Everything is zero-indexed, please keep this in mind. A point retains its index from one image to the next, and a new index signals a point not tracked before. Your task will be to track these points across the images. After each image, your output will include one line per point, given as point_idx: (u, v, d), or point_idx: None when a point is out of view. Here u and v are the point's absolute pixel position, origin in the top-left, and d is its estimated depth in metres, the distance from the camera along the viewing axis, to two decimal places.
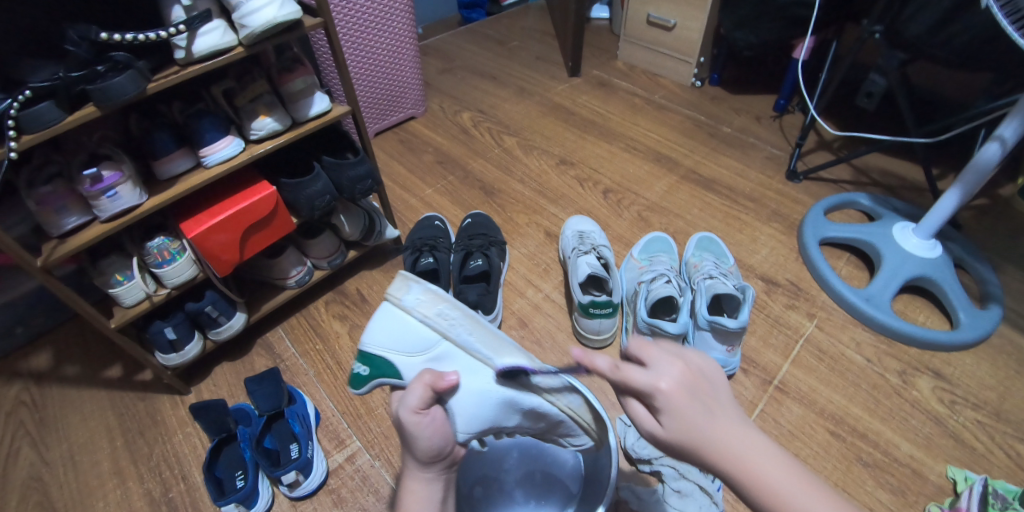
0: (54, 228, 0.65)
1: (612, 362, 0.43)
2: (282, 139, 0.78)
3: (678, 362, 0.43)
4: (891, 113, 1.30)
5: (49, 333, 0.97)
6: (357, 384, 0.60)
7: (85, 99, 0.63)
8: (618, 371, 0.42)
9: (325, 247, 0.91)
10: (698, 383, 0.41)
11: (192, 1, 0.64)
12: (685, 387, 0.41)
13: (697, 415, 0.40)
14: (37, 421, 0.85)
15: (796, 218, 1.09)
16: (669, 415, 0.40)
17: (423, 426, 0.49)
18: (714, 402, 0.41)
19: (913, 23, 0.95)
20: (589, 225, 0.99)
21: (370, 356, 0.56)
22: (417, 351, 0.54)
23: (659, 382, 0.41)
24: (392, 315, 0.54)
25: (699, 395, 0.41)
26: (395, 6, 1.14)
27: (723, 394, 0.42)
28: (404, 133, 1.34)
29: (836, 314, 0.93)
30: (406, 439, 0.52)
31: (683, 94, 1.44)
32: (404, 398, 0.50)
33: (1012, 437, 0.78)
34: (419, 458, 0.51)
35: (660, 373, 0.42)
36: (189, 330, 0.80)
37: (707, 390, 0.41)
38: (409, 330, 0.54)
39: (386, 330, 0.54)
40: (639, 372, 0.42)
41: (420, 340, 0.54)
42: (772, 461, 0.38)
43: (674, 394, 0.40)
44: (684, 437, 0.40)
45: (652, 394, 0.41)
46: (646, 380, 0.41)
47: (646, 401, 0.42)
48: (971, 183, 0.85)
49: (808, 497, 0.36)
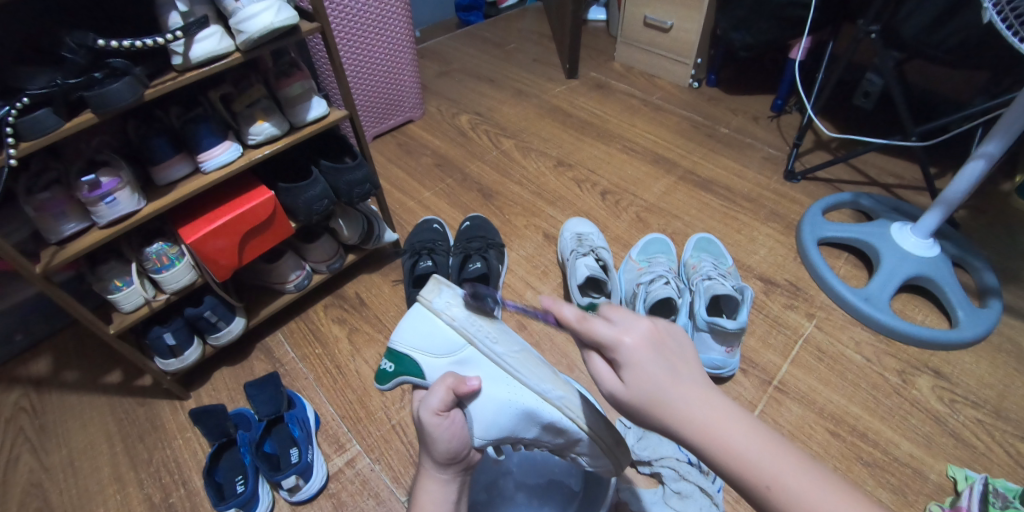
0: (53, 234, 0.65)
1: (579, 314, 0.43)
2: (280, 144, 0.78)
3: (644, 320, 0.43)
4: (889, 113, 1.30)
5: (49, 339, 0.97)
6: (383, 379, 0.61)
7: (84, 106, 0.63)
8: (584, 323, 0.42)
9: (324, 251, 0.91)
10: (662, 340, 0.42)
11: (189, 7, 0.66)
12: (649, 342, 0.41)
13: (660, 372, 0.40)
14: (36, 427, 0.85)
15: (793, 217, 1.09)
16: (630, 369, 0.40)
17: (443, 429, 0.49)
18: (676, 359, 0.41)
19: (909, 23, 0.95)
20: (588, 227, 0.99)
21: (400, 353, 0.57)
22: (442, 353, 0.54)
23: (624, 336, 0.41)
24: (421, 316, 0.55)
25: (664, 354, 0.41)
26: (392, 10, 1.14)
27: (685, 351, 0.42)
28: (402, 136, 1.34)
29: (835, 313, 0.94)
30: (423, 440, 0.51)
31: (681, 94, 1.44)
32: (426, 398, 0.50)
33: (1012, 435, 0.78)
34: (436, 459, 0.50)
35: (626, 328, 0.42)
36: (188, 335, 0.80)
37: (670, 347, 0.42)
38: (439, 332, 0.54)
39: (415, 329, 0.55)
40: (605, 325, 0.42)
41: (447, 342, 0.54)
42: (736, 426, 0.38)
43: (637, 348, 0.41)
44: (642, 391, 0.40)
45: (616, 347, 0.41)
46: (611, 334, 0.41)
47: (608, 356, 0.42)
48: (950, 201, 0.88)
49: (762, 454, 0.36)
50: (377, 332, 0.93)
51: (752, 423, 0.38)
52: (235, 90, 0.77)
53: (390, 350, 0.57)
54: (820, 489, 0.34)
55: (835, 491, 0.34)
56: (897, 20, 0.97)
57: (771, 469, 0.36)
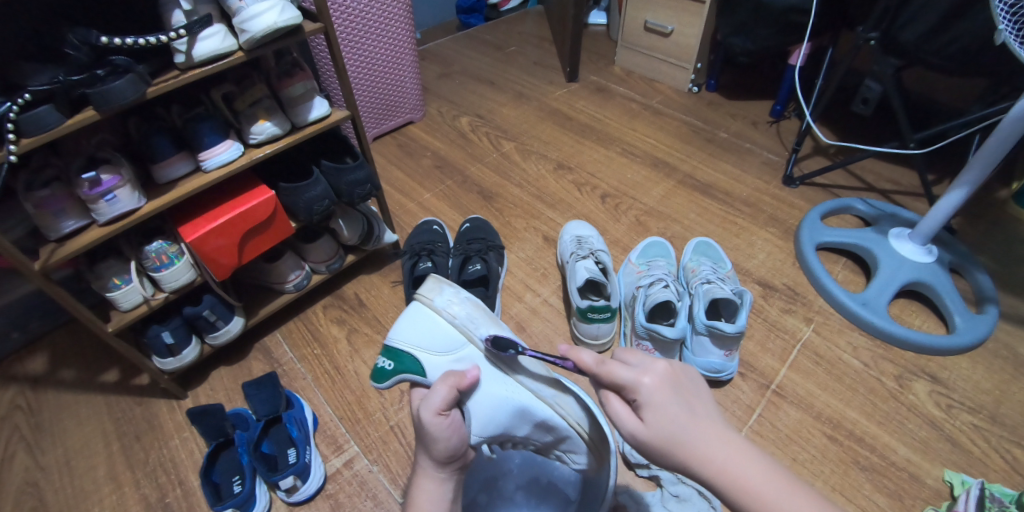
0: (53, 231, 0.65)
1: (598, 359, 0.46)
2: (282, 143, 0.78)
3: (661, 361, 0.45)
4: (887, 120, 1.31)
5: (45, 337, 0.97)
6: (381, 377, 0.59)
7: (85, 104, 0.63)
8: (603, 366, 0.44)
9: (323, 251, 0.91)
10: (680, 381, 0.43)
11: (192, 5, 0.66)
12: (666, 383, 0.43)
13: (677, 411, 0.41)
14: (32, 425, 0.84)
15: (792, 222, 1.10)
16: (650, 409, 0.41)
17: (446, 426, 0.49)
18: (694, 399, 0.42)
19: (907, 30, 0.96)
20: (587, 230, 0.99)
21: (398, 351, 0.56)
22: (444, 350, 0.55)
23: (642, 377, 0.43)
24: (422, 314, 0.56)
25: (681, 394, 0.42)
26: (394, 11, 1.15)
27: (703, 394, 0.43)
28: (403, 137, 1.35)
29: (833, 318, 0.94)
30: (421, 438, 0.51)
31: (680, 99, 1.45)
32: (428, 397, 0.49)
33: (1008, 441, 0.78)
34: (435, 457, 0.50)
35: (643, 370, 0.43)
36: (186, 334, 0.80)
37: (689, 389, 0.43)
38: (440, 329, 0.56)
39: (415, 327, 0.56)
40: (623, 367, 0.44)
41: (447, 339, 0.55)
42: (756, 466, 0.38)
43: (656, 388, 0.42)
44: (662, 431, 0.40)
45: (634, 387, 0.43)
46: (629, 374, 0.43)
47: (627, 397, 0.43)
48: (927, 226, 0.92)
49: (786, 495, 0.36)
50: (376, 333, 0.93)
51: (773, 463, 0.38)
52: (237, 90, 0.77)
53: (389, 349, 0.57)
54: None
55: None
56: (897, 27, 0.98)
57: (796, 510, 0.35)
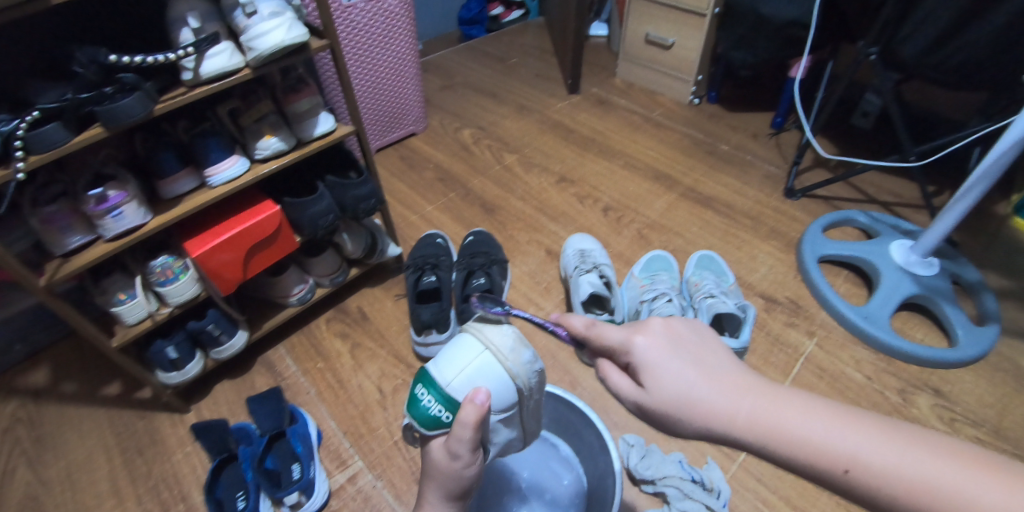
0: (59, 246, 0.65)
1: (587, 324, 0.47)
2: (287, 159, 0.79)
3: (657, 319, 0.44)
4: (886, 133, 1.32)
5: (48, 350, 0.97)
6: (431, 423, 0.46)
7: (92, 120, 0.63)
8: (594, 331, 0.46)
9: (327, 265, 0.91)
10: (679, 335, 0.43)
11: (201, 24, 0.65)
12: (664, 339, 0.42)
13: (679, 366, 0.40)
14: (33, 439, 0.84)
15: (793, 236, 1.10)
16: (648, 370, 0.41)
17: (469, 462, 0.46)
18: (696, 350, 0.41)
19: (907, 45, 0.97)
20: (590, 243, 1.00)
21: (449, 392, 0.45)
22: (498, 404, 0.46)
23: (635, 337, 0.43)
24: (477, 352, 0.46)
25: (681, 348, 0.42)
26: (397, 25, 1.16)
27: (706, 343, 0.42)
28: (405, 149, 1.35)
29: (835, 331, 0.94)
30: (437, 472, 0.47)
31: (681, 111, 1.46)
32: (461, 439, 0.44)
33: (1012, 455, 0.78)
34: (450, 488, 0.48)
35: (635, 330, 0.43)
36: (190, 349, 0.80)
37: (690, 341, 0.42)
38: (500, 382, 0.45)
39: (470, 367, 0.45)
40: (614, 331, 0.44)
41: (499, 387, 0.46)
42: (773, 404, 0.37)
43: (651, 346, 0.42)
44: (663, 391, 0.40)
45: (628, 349, 0.43)
46: (623, 337, 0.43)
47: (623, 362, 0.44)
48: (927, 247, 0.93)
49: (807, 427, 0.35)
50: (379, 347, 0.93)
51: (792, 396, 0.37)
52: (243, 105, 0.78)
53: (435, 386, 0.45)
54: (879, 450, 0.33)
55: (893, 450, 0.33)
56: (896, 42, 0.99)
57: (813, 442, 0.34)
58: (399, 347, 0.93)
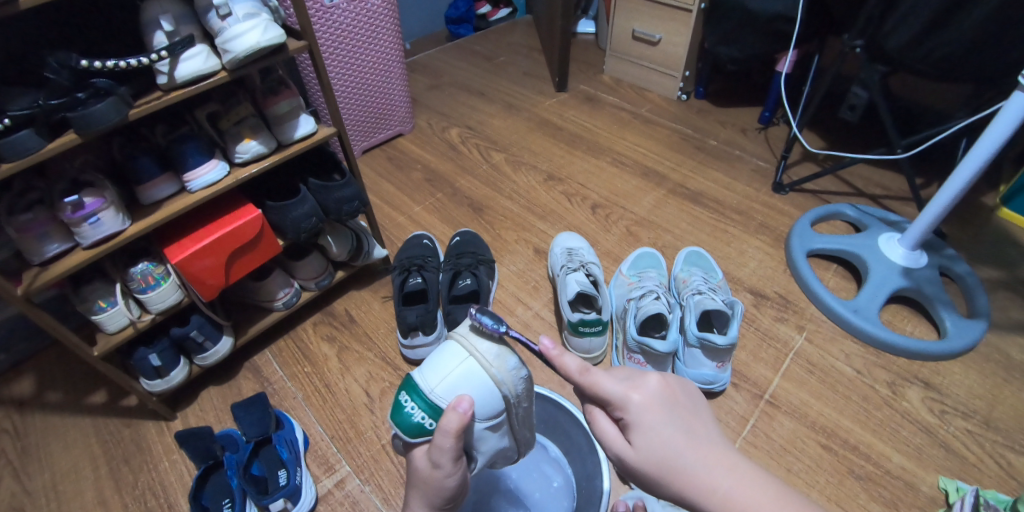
0: (36, 255, 0.64)
1: (582, 367, 0.43)
2: (268, 162, 0.77)
3: (654, 375, 0.44)
4: (874, 126, 1.32)
5: (32, 359, 0.95)
6: (415, 431, 0.46)
7: (67, 126, 0.62)
8: (589, 378, 0.43)
9: (312, 268, 0.90)
10: (672, 395, 0.43)
11: (174, 26, 0.65)
12: (658, 399, 0.42)
13: (669, 432, 0.40)
14: (18, 450, 0.83)
15: (782, 230, 1.10)
16: (638, 431, 0.41)
17: (452, 472, 0.46)
18: (687, 417, 0.41)
19: (892, 38, 0.97)
20: (578, 242, 0.99)
21: (433, 400, 0.45)
22: (483, 413, 0.46)
23: (632, 393, 0.42)
24: (460, 360, 0.45)
25: (674, 412, 0.42)
26: (381, 26, 1.15)
27: (698, 412, 0.43)
28: (392, 150, 1.34)
29: (825, 326, 0.94)
30: (422, 480, 0.47)
31: (670, 107, 1.46)
32: (442, 448, 0.43)
33: (1002, 445, 0.78)
34: (436, 496, 0.47)
35: (632, 386, 0.42)
36: (174, 356, 0.79)
37: (682, 402, 0.43)
38: (485, 391, 0.45)
39: (454, 375, 0.45)
40: (611, 382, 0.42)
41: (484, 397, 0.45)
42: (755, 487, 0.37)
43: (645, 407, 0.41)
44: (653, 453, 0.40)
45: (624, 405, 0.42)
46: (618, 390, 0.42)
47: (615, 415, 0.43)
48: (914, 239, 0.93)
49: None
50: (367, 350, 0.92)
51: (773, 482, 0.37)
52: (222, 108, 0.76)
53: (418, 392, 0.45)
54: None
55: None
56: (882, 35, 0.99)
57: None
58: (387, 350, 0.92)
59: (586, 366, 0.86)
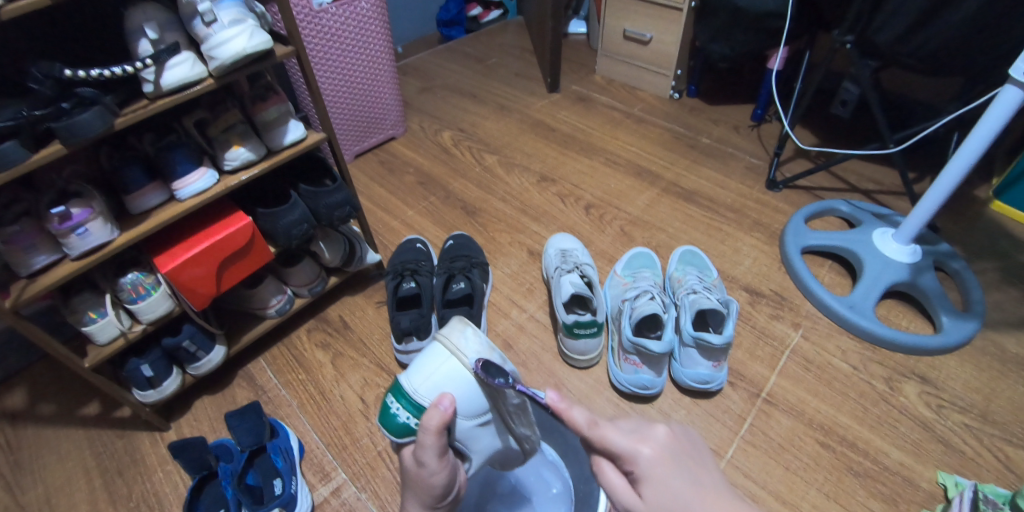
0: (23, 267, 0.63)
1: (589, 419, 0.42)
2: (257, 169, 0.77)
3: (659, 424, 0.42)
4: (866, 121, 1.32)
5: (23, 372, 0.94)
6: (403, 432, 0.47)
7: (52, 137, 0.61)
8: (596, 430, 0.41)
9: (305, 275, 0.90)
10: (681, 449, 0.40)
11: (159, 34, 0.64)
12: (666, 451, 0.40)
13: (680, 485, 0.38)
14: (10, 464, 0.82)
15: (776, 227, 1.10)
16: (648, 484, 0.39)
17: (438, 471, 0.45)
18: (697, 469, 0.39)
19: (882, 33, 0.97)
20: (572, 243, 0.99)
21: (418, 400, 0.46)
22: (468, 410, 0.47)
23: (640, 445, 0.40)
24: (441, 359, 0.47)
25: (683, 463, 0.39)
26: (371, 29, 1.14)
27: (707, 464, 0.40)
28: (385, 153, 1.34)
29: (820, 322, 0.94)
30: (411, 483, 0.47)
31: (662, 106, 1.45)
32: (426, 446, 0.44)
33: (1000, 439, 0.78)
34: (426, 498, 0.47)
35: (640, 437, 0.41)
36: (166, 366, 0.78)
37: (692, 456, 0.40)
38: (467, 387, 0.47)
39: (437, 374, 0.47)
40: (618, 433, 0.40)
41: (465, 393, 0.46)
42: None
43: (655, 460, 0.39)
44: (663, 509, 0.37)
45: (632, 458, 0.40)
46: (626, 443, 0.40)
47: (623, 468, 0.41)
48: (908, 234, 0.93)
49: None
50: (361, 356, 0.92)
51: None
52: (210, 116, 0.76)
53: (404, 394, 0.46)
54: None
55: None
56: (871, 30, 0.99)
57: None
58: (381, 355, 0.91)
59: (582, 368, 0.85)
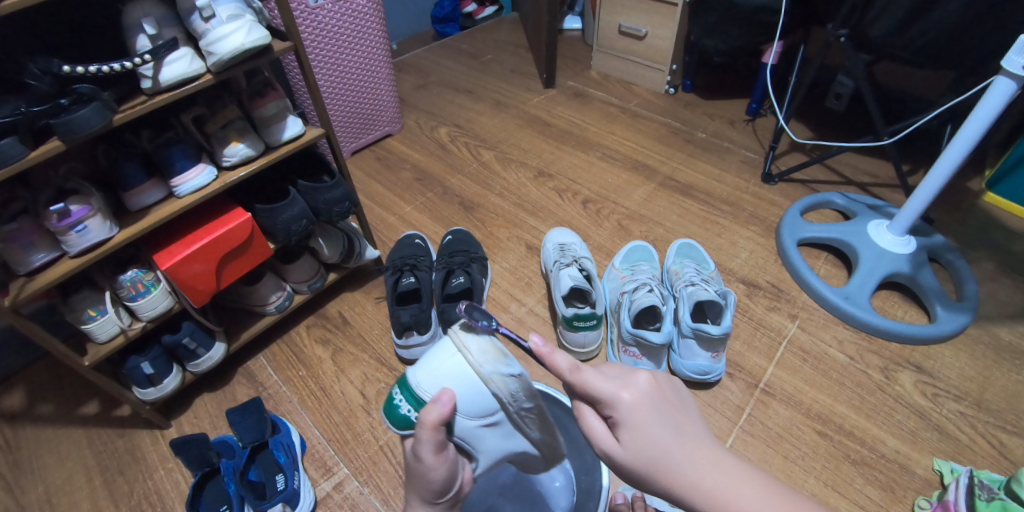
0: (22, 265, 0.63)
1: (573, 366, 0.42)
2: (256, 165, 0.77)
3: (642, 373, 0.43)
4: (859, 114, 1.33)
5: (21, 372, 0.94)
6: (403, 424, 0.48)
7: (50, 134, 0.60)
8: (580, 376, 0.42)
9: (304, 271, 0.90)
10: (661, 396, 0.41)
11: (157, 29, 0.64)
12: (648, 398, 0.41)
13: (658, 429, 0.39)
14: (10, 465, 0.82)
15: (772, 220, 1.11)
16: (628, 429, 0.40)
17: (436, 466, 0.47)
18: (677, 417, 0.40)
19: (875, 26, 0.98)
20: (570, 237, 0.99)
21: (420, 396, 0.46)
22: (471, 410, 0.46)
23: (622, 392, 0.41)
24: (448, 354, 0.46)
25: (663, 409, 0.40)
26: (367, 26, 1.14)
27: (686, 410, 0.42)
28: (382, 150, 1.34)
29: (817, 313, 0.95)
30: (414, 474, 0.49)
31: (658, 101, 1.46)
32: (421, 441, 0.45)
33: (994, 426, 0.79)
34: (427, 489, 0.49)
35: (622, 384, 0.41)
36: (166, 363, 0.78)
37: (672, 404, 0.41)
38: (471, 389, 0.45)
39: (442, 369, 0.45)
40: (601, 380, 0.41)
41: (467, 392, 0.45)
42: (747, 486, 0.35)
43: (636, 406, 0.40)
44: (640, 451, 0.39)
45: (613, 404, 0.41)
46: (609, 389, 0.41)
47: (604, 413, 0.42)
48: (903, 224, 0.94)
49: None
50: (361, 351, 0.92)
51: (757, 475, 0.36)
52: (208, 112, 0.76)
53: (408, 386, 0.46)
54: None
55: None
56: (865, 23, 1.00)
57: None
58: (381, 351, 0.92)
59: (581, 360, 0.86)
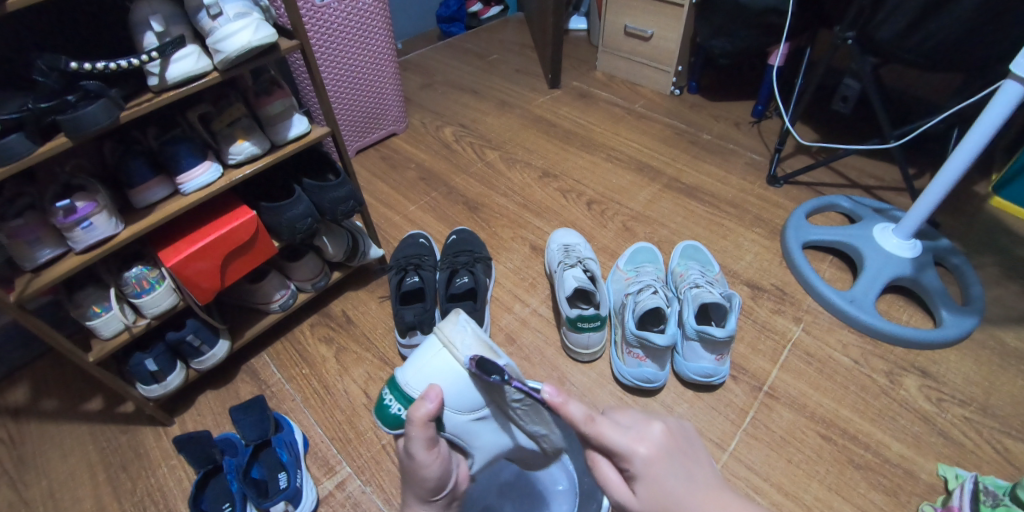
0: (28, 261, 0.63)
1: (587, 415, 0.41)
2: (261, 163, 0.77)
3: (655, 421, 0.41)
4: (865, 118, 1.32)
5: (25, 367, 0.94)
6: (394, 424, 0.50)
7: (57, 130, 0.61)
8: (594, 427, 0.40)
9: (308, 270, 0.90)
10: (675, 444, 0.40)
11: (164, 27, 0.64)
12: (662, 449, 0.40)
13: (675, 483, 0.38)
14: (14, 459, 0.82)
15: (777, 222, 1.10)
16: (643, 482, 0.39)
17: (428, 463, 0.46)
18: (693, 466, 0.39)
19: (882, 29, 0.97)
20: (574, 238, 0.99)
21: (409, 393, 0.48)
22: (460, 404, 0.48)
23: (637, 445, 0.39)
24: (434, 352, 0.49)
25: (677, 458, 0.39)
26: (373, 25, 1.14)
27: (699, 455, 0.41)
28: (386, 149, 1.34)
29: (821, 317, 0.94)
30: (409, 475, 0.49)
31: (663, 102, 1.46)
32: (413, 438, 0.45)
33: (1000, 432, 0.78)
34: (423, 490, 0.48)
35: (637, 436, 0.40)
36: (170, 360, 0.78)
37: (685, 451, 0.40)
38: (458, 381, 0.48)
39: (428, 367, 0.49)
40: (616, 432, 0.40)
41: (453, 385, 0.48)
42: None
43: (652, 460, 0.39)
44: (658, 505, 0.38)
45: (629, 457, 0.39)
46: (624, 442, 0.39)
47: (618, 465, 0.40)
48: (909, 228, 0.93)
49: None
50: (365, 351, 0.92)
51: None
52: (214, 110, 0.76)
53: (397, 387, 0.49)
54: None
55: None
56: (873, 26, 0.99)
57: None
58: (385, 350, 0.92)
59: (585, 361, 0.86)
